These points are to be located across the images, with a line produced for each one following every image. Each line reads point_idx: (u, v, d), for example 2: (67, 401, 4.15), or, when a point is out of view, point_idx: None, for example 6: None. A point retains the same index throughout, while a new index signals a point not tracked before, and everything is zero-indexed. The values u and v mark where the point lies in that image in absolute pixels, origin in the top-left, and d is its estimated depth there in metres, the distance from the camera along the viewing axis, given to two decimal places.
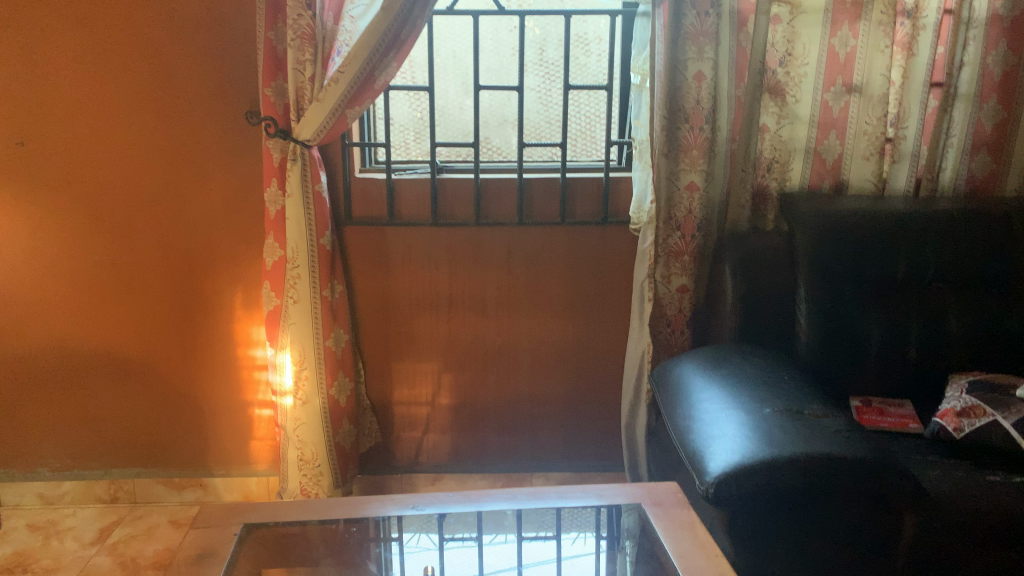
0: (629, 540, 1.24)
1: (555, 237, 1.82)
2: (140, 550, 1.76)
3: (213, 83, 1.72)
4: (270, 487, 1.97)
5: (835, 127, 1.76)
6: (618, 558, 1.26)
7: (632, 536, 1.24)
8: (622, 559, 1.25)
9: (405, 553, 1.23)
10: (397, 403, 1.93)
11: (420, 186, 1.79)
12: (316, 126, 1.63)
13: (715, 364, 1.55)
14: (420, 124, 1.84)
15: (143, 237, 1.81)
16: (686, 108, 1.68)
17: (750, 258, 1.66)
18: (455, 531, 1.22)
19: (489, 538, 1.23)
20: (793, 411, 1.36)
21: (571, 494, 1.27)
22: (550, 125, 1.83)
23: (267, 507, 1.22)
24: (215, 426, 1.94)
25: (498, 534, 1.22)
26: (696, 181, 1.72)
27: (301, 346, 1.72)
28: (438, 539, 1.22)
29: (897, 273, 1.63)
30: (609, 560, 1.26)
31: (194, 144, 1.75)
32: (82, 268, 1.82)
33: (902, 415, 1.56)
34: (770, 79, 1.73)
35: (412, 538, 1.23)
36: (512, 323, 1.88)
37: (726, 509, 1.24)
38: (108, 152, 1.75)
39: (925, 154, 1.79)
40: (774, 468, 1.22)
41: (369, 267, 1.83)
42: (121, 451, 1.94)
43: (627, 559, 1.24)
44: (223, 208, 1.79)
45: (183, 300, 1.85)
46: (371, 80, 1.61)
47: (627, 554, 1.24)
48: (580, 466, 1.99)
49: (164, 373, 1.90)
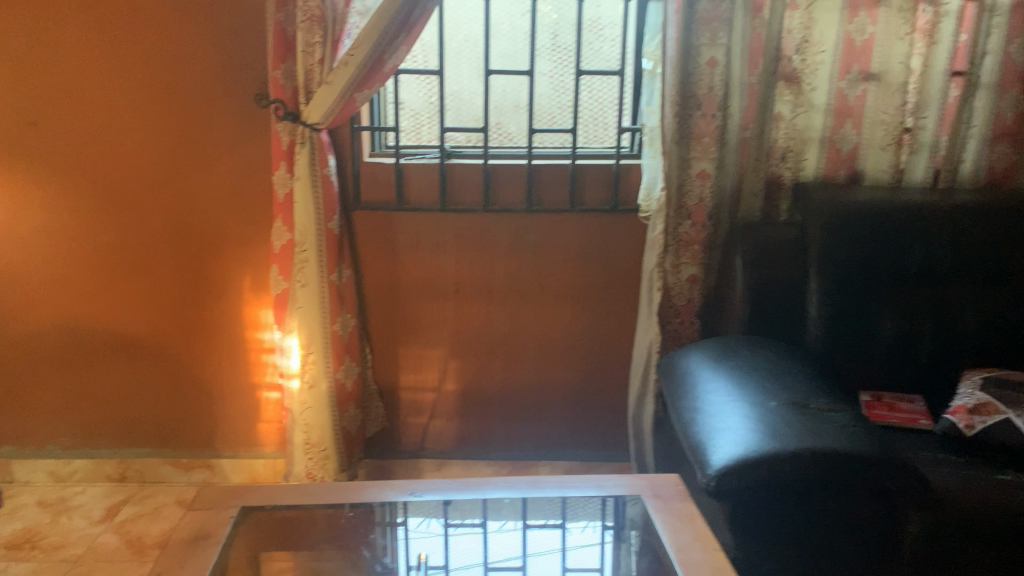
0: (633, 531, 1.21)
1: (564, 225, 1.81)
2: (146, 530, 1.78)
3: (222, 65, 1.71)
4: (277, 470, 1.98)
5: (851, 116, 1.72)
6: (623, 548, 1.23)
7: (636, 527, 1.21)
8: (627, 549, 1.23)
9: (409, 538, 1.23)
10: (404, 388, 1.93)
11: (429, 171, 1.78)
12: (325, 109, 1.62)
13: (722, 356, 1.53)
14: (432, 110, 1.80)
15: (153, 219, 1.81)
16: (699, 95, 1.66)
17: (760, 249, 1.64)
18: (461, 517, 1.22)
19: (496, 526, 1.24)
20: (799, 404, 1.34)
21: (572, 484, 1.25)
22: (562, 110, 1.80)
23: (265, 491, 1.22)
24: (222, 408, 1.95)
25: (503, 521, 1.23)
26: (707, 169, 1.70)
27: (309, 330, 1.72)
28: (444, 525, 1.23)
29: (911, 265, 1.60)
30: (615, 551, 1.24)
31: (203, 126, 1.75)
32: (92, 248, 1.83)
33: (913, 411, 1.51)
34: (785, 67, 1.70)
35: (418, 523, 1.22)
36: (519, 310, 1.87)
37: (728, 502, 1.22)
38: (119, 134, 1.76)
39: (944, 145, 1.75)
40: (778, 461, 1.20)
41: (376, 252, 1.83)
42: (130, 431, 1.96)
43: (631, 550, 1.22)
44: (232, 190, 1.79)
45: (192, 282, 1.86)
46: (381, 63, 1.60)
47: (631, 544, 1.22)
48: (586, 455, 1.98)
49: (173, 354, 1.90)
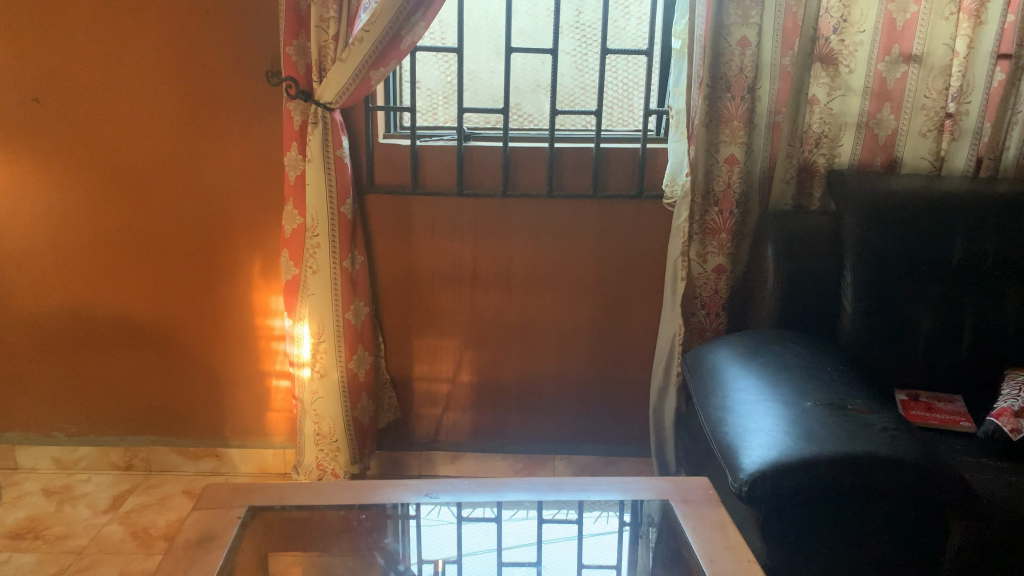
0: (652, 528, 1.17)
1: (587, 211, 1.73)
2: (152, 521, 1.73)
3: (233, 41, 1.64)
4: (287, 460, 1.92)
5: (889, 99, 1.64)
6: (640, 543, 1.18)
7: (654, 524, 1.17)
8: (643, 545, 1.18)
9: (422, 527, 1.16)
10: (417, 378, 1.86)
11: (446, 153, 1.71)
12: (339, 88, 1.55)
13: (753, 352, 1.46)
14: (449, 89, 1.76)
15: (161, 201, 1.75)
16: (728, 76, 1.58)
17: (791, 238, 1.57)
18: (473, 508, 1.16)
19: (509, 514, 1.17)
20: (836, 405, 1.26)
21: (592, 486, 1.18)
22: (585, 91, 1.74)
23: (274, 490, 1.16)
24: (231, 397, 1.89)
25: (518, 511, 1.16)
26: (737, 154, 1.61)
27: (320, 318, 1.67)
28: (456, 514, 1.16)
29: (952, 258, 1.51)
30: (631, 544, 1.18)
31: (212, 104, 1.69)
32: (98, 231, 1.77)
33: (952, 412, 1.43)
34: (822, 48, 1.60)
35: (430, 511, 1.15)
36: (537, 299, 1.80)
37: (761, 509, 1.16)
38: (124, 113, 1.69)
39: (988, 131, 1.66)
40: (814, 468, 1.13)
41: (391, 237, 1.76)
42: (137, 418, 1.91)
43: (649, 547, 1.17)
44: (242, 172, 1.73)
45: (200, 267, 1.80)
46: (398, 40, 1.52)
47: (649, 542, 1.17)
48: (605, 450, 1.92)
49: (180, 341, 1.85)
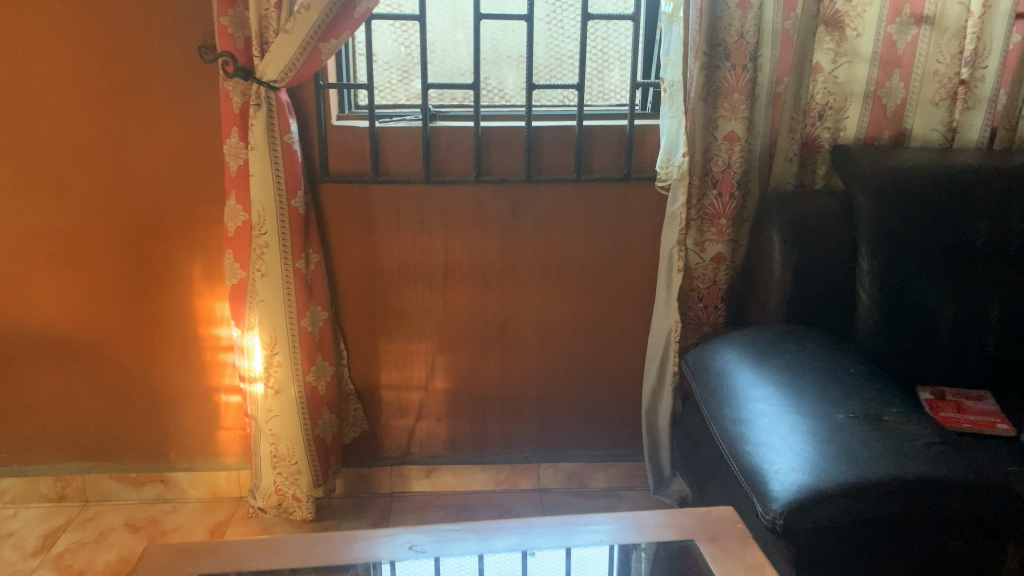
0: (645, 547, 1.01)
1: (569, 196, 1.56)
2: (89, 563, 1.52)
3: (158, 11, 1.41)
4: (241, 482, 1.72)
5: (899, 66, 1.48)
6: (633, 559, 1.02)
7: (649, 543, 1.01)
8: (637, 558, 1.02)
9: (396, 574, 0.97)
10: (385, 387, 1.68)
11: (409, 136, 1.51)
12: (284, 64, 1.35)
13: (764, 353, 1.30)
14: (407, 61, 1.55)
15: (82, 198, 1.52)
16: (728, 43, 1.40)
17: (799, 223, 1.42)
18: (452, 552, 0.98)
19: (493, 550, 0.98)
20: (871, 417, 1.11)
21: (580, 524, 1.03)
22: (562, 63, 1.55)
23: (228, 550, 0.98)
24: (176, 415, 1.68)
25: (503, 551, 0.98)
26: (737, 131, 1.44)
27: (272, 327, 1.48)
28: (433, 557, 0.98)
29: (975, 243, 1.37)
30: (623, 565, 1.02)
31: (136, 84, 1.46)
32: (11, 234, 1.53)
33: (985, 413, 1.29)
34: (827, 9, 1.43)
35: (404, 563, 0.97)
36: (517, 296, 1.62)
37: (797, 542, 1.01)
38: (32, 96, 1.45)
39: (1004, 99, 1.51)
40: (856, 496, 0.99)
41: (350, 232, 1.56)
42: (68, 443, 1.68)
43: (642, 557, 1.02)
44: (176, 163, 1.51)
45: (132, 272, 1.58)
46: (350, 7, 1.33)
47: (642, 554, 1.01)
48: (593, 456, 1.76)
49: (113, 356, 1.63)
